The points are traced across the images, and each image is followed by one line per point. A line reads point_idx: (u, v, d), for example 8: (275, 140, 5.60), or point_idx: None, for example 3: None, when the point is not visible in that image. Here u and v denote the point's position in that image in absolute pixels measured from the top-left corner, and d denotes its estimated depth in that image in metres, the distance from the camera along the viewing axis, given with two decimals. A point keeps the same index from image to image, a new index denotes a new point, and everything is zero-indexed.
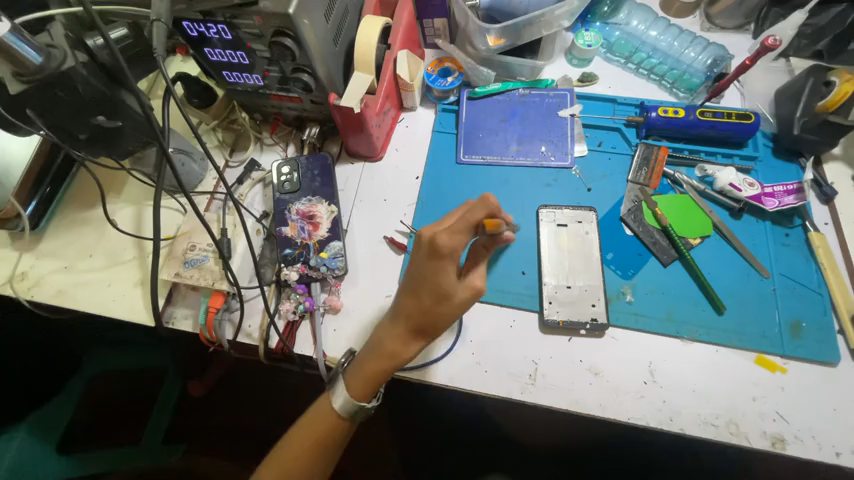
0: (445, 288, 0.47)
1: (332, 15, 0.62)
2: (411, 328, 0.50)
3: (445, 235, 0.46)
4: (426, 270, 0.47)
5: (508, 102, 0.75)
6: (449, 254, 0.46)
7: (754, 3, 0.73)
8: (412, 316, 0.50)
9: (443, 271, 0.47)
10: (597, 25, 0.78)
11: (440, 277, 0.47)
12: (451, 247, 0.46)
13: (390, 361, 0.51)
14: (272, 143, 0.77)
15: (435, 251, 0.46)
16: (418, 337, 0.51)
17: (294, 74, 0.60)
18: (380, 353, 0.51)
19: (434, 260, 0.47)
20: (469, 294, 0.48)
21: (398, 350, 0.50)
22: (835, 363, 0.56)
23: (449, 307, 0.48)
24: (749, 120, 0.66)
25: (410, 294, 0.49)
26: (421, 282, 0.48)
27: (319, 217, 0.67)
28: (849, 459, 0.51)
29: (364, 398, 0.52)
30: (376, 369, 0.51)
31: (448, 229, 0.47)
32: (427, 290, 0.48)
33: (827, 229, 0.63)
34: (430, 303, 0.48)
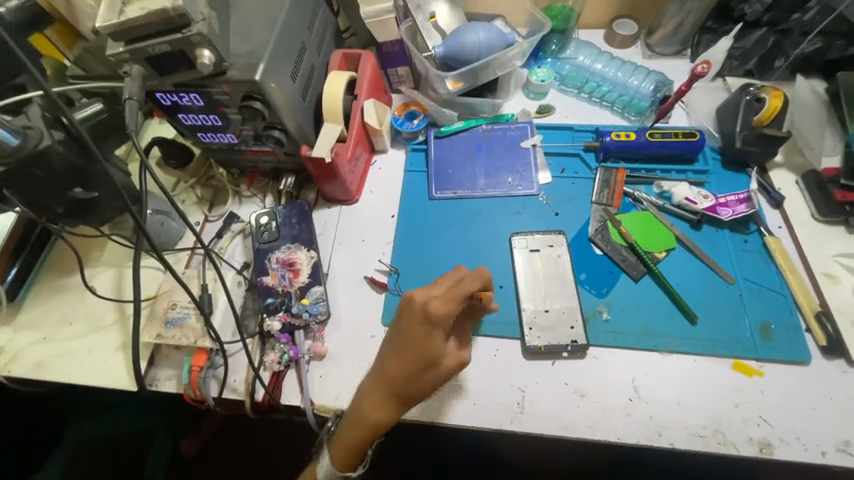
0: (431, 356, 0.49)
1: (299, 73, 0.66)
2: (393, 396, 0.51)
3: (436, 302, 0.48)
4: (413, 339, 0.49)
5: (473, 137, 0.80)
6: (436, 322, 0.48)
7: (687, 32, 0.80)
8: (395, 384, 0.51)
9: (432, 337, 0.49)
10: (548, 61, 0.84)
11: (426, 345, 0.49)
12: (440, 315, 0.48)
13: (370, 430, 0.52)
14: (250, 195, 0.79)
15: (425, 320, 0.48)
16: (401, 404, 0.52)
17: (266, 131, 0.64)
18: (361, 423, 0.52)
19: (425, 327, 0.49)
20: (456, 362, 0.52)
21: (379, 422, 0.52)
22: (807, 362, 0.58)
23: (432, 375, 0.50)
24: (695, 138, 0.71)
25: (394, 361, 0.51)
26: (407, 348, 0.50)
27: (300, 263, 0.69)
28: (834, 457, 0.52)
29: (345, 466, 0.55)
30: (356, 439, 0.53)
31: (443, 296, 0.49)
32: (411, 358, 0.49)
33: (782, 232, 0.67)
34: (413, 372, 0.50)
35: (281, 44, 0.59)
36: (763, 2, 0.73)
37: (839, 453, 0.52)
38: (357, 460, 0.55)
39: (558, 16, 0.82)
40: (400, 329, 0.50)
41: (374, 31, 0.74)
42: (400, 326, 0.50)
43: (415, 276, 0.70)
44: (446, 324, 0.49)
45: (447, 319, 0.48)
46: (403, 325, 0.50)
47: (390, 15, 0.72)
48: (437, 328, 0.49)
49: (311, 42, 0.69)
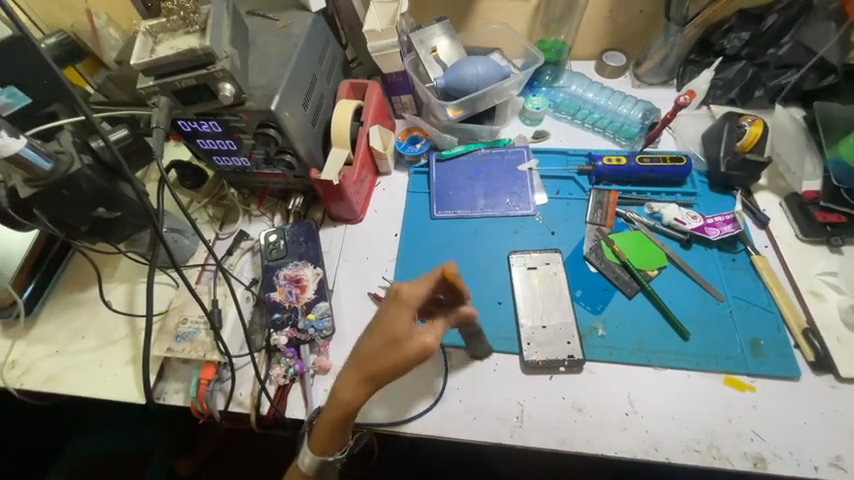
0: (395, 335, 0.48)
1: (310, 102, 0.71)
2: (360, 377, 0.50)
3: (407, 285, 0.50)
4: (383, 317, 0.50)
5: (472, 161, 0.84)
6: (407, 302, 0.49)
7: (672, 63, 0.86)
8: (363, 364, 0.50)
9: (397, 315, 0.49)
10: (543, 90, 0.90)
11: (391, 324, 0.49)
12: (408, 293, 0.49)
13: (343, 415, 0.51)
14: (259, 214, 0.83)
15: (395, 300, 0.50)
16: (372, 391, 0.50)
17: (278, 155, 0.68)
18: (332, 405, 0.52)
19: (394, 306, 0.50)
20: (419, 347, 0.48)
21: (347, 403, 0.50)
22: (797, 377, 0.59)
23: (396, 355, 0.48)
24: (681, 162, 0.75)
25: (364, 339, 0.51)
26: (377, 325, 0.50)
27: (306, 280, 0.72)
28: (827, 471, 0.53)
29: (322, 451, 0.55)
30: (327, 421, 0.52)
31: (416, 281, 0.51)
32: (379, 335, 0.49)
33: (767, 251, 0.70)
34: (379, 349, 0.49)
35: (295, 77, 0.64)
36: (741, 39, 0.78)
37: (831, 467, 0.54)
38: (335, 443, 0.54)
39: (552, 49, 0.88)
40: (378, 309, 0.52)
41: (380, 64, 0.80)
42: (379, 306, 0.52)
43: None
44: (413, 305, 0.49)
45: (416, 300, 0.49)
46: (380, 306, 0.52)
47: (395, 49, 0.77)
48: (408, 308, 0.49)
49: (321, 73, 0.75)
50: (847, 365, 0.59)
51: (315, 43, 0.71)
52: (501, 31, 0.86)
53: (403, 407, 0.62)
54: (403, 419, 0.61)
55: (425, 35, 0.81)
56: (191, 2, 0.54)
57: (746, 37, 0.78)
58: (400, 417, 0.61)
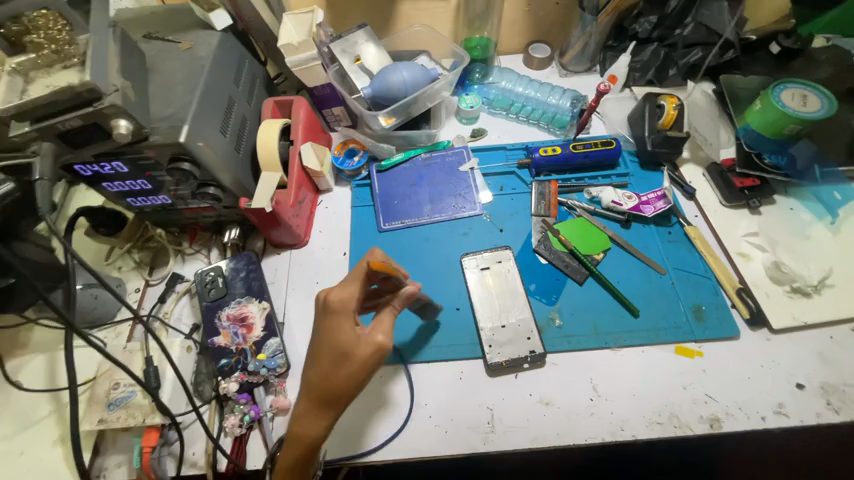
0: (342, 345, 0.48)
1: (229, 128, 0.66)
2: (318, 400, 0.49)
3: (335, 290, 0.51)
4: (324, 332, 0.50)
5: (414, 167, 0.83)
6: (343, 309, 0.50)
7: (592, 50, 0.89)
8: (316, 388, 0.49)
9: (337, 327, 0.49)
10: (476, 88, 0.90)
11: (335, 336, 0.49)
12: (336, 301, 0.50)
13: (306, 450, 0.49)
14: (193, 252, 0.77)
15: (330, 311, 0.50)
16: (336, 414, 0.49)
17: (201, 190, 0.63)
18: (293, 440, 0.49)
19: (327, 319, 0.50)
20: (372, 349, 0.48)
21: (309, 433, 0.49)
22: (737, 335, 0.63)
23: (349, 369, 0.48)
24: (611, 145, 0.78)
25: (314, 360, 0.50)
26: (322, 344, 0.50)
27: (252, 317, 0.67)
28: (773, 420, 0.57)
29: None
30: (288, 458, 0.50)
31: (342, 285, 0.52)
32: (326, 354, 0.49)
33: (698, 220, 0.74)
34: (332, 366, 0.48)
35: (206, 103, 0.60)
36: (650, 21, 0.83)
37: (776, 415, 0.58)
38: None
39: (477, 47, 0.89)
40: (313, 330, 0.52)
41: (302, 78, 0.76)
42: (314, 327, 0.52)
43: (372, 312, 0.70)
44: (350, 310, 0.50)
45: (351, 303, 0.50)
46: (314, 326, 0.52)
47: (315, 62, 0.73)
48: (347, 314, 0.50)
49: (238, 95, 0.70)
50: (778, 318, 0.63)
51: (226, 64, 0.66)
52: (425, 34, 0.85)
53: (373, 435, 0.59)
54: (375, 446, 0.58)
55: (346, 43, 0.78)
56: (64, 32, 0.48)
57: (654, 21, 0.82)
58: (370, 445, 0.58)
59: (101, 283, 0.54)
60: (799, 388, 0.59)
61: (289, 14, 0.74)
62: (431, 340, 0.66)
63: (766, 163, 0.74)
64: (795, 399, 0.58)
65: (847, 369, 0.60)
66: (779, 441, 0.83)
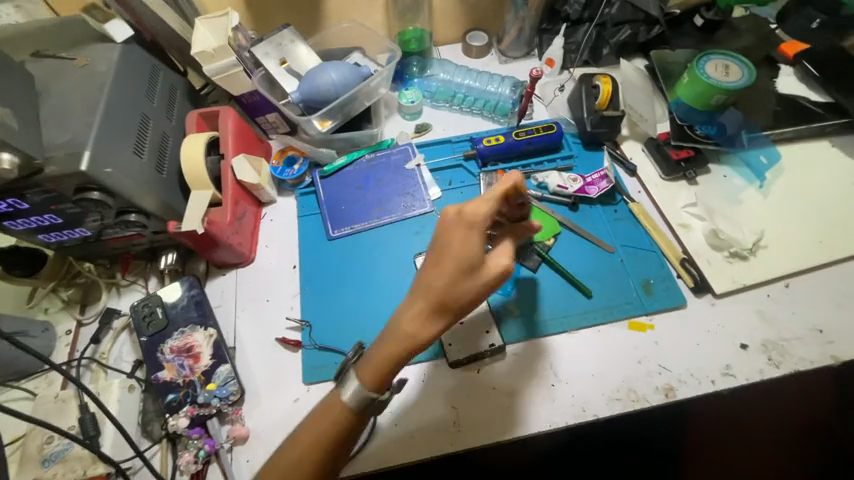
0: (473, 260, 0.46)
1: (146, 147, 0.62)
2: (434, 305, 0.47)
3: (471, 204, 0.47)
4: (453, 242, 0.47)
5: (359, 170, 0.80)
6: (474, 222, 0.46)
7: (528, 35, 0.88)
8: (439, 293, 0.46)
9: (469, 240, 0.46)
10: (415, 82, 0.87)
11: (468, 248, 0.46)
12: (474, 214, 0.46)
13: (411, 346, 0.48)
14: (129, 283, 0.71)
15: (461, 222, 0.47)
16: (444, 323, 0.48)
17: (121, 218, 0.59)
18: (398, 337, 0.48)
19: (461, 230, 0.47)
20: (499, 271, 0.47)
21: (417, 334, 0.48)
22: (684, 304, 0.66)
23: (473, 283, 0.47)
24: (552, 130, 0.78)
25: (433, 264, 0.47)
26: (444, 253, 0.47)
27: (199, 346, 0.63)
28: (722, 382, 0.60)
29: (377, 388, 0.49)
30: (389, 355, 0.48)
31: (475, 200, 0.47)
32: (455, 261, 0.46)
33: (641, 195, 0.75)
34: (455, 276, 0.46)
35: (109, 123, 0.56)
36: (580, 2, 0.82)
37: (724, 377, 0.60)
38: (393, 378, 0.50)
39: (412, 40, 0.86)
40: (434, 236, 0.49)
41: (226, 86, 0.72)
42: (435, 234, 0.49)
43: (327, 325, 0.67)
44: (483, 226, 0.47)
45: (485, 219, 0.47)
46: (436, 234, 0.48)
47: (237, 69, 0.69)
48: (476, 229, 0.46)
49: (155, 111, 0.66)
50: (720, 283, 0.66)
51: (132, 79, 0.63)
52: (354, 29, 0.82)
53: None
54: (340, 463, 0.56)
55: (269, 46, 0.73)
56: None
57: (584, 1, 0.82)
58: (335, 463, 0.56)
59: (16, 344, 0.56)
60: (743, 348, 0.62)
61: (202, 19, 0.69)
62: None
63: (697, 133, 0.77)
64: (740, 359, 0.61)
65: (784, 325, 0.63)
66: (739, 397, 0.88)
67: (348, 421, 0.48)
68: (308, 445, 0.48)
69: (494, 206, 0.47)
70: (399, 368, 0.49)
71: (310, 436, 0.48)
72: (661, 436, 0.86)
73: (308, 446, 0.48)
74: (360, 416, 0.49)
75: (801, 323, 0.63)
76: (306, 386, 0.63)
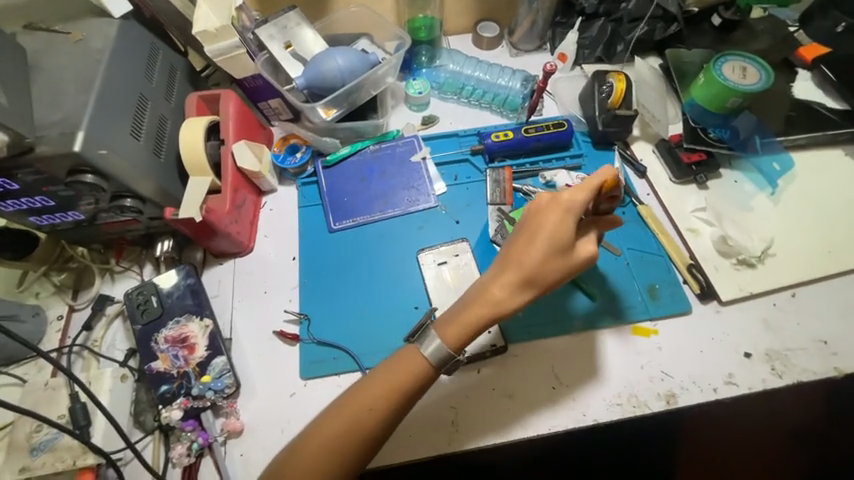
0: (566, 241, 0.51)
1: (143, 130, 0.59)
2: (523, 278, 0.52)
3: (568, 191, 0.52)
4: (549, 223, 0.52)
5: (363, 161, 0.78)
6: (570, 208, 0.51)
7: (541, 27, 0.85)
8: (528, 267, 0.52)
9: (563, 224, 0.51)
10: (423, 72, 0.85)
11: (563, 230, 0.51)
12: (571, 200, 0.51)
13: (492, 313, 0.52)
14: (123, 269, 0.69)
15: (558, 206, 0.52)
16: (527, 297, 0.53)
17: (115, 202, 0.57)
18: (481, 303, 0.53)
19: (559, 213, 0.52)
20: (586, 256, 0.52)
21: (503, 302, 0.52)
22: (689, 310, 0.65)
23: (561, 263, 0.52)
24: (563, 127, 0.76)
25: (526, 240, 0.53)
26: (539, 232, 0.52)
27: (194, 336, 0.62)
28: (724, 391, 0.59)
29: (458, 348, 0.53)
30: (475, 318, 0.53)
31: (573, 189, 0.52)
32: (549, 241, 0.51)
33: (650, 197, 0.74)
34: (547, 253, 0.51)
35: (104, 102, 0.54)
36: None
37: (727, 385, 0.60)
38: (472, 341, 0.54)
39: (422, 28, 0.84)
40: (530, 216, 0.54)
41: (228, 69, 0.69)
42: (530, 214, 0.54)
43: (326, 319, 0.66)
44: (576, 213, 0.51)
45: (581, 207, 0.51)
46: (532, 214, 0.54)
47: (240, 51, 0.66)
48: (571, 214, 0.51)
49: (154, 92, 0.63)
50: (726, 290, 0.65)
51: (130, 57, 0.60)
52: (361, 14, 0.79)
53: None
54: None
55: (273, 28, 0.71)
56: None
57: None
58: None
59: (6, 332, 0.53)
60: (746, 357, 0.61)
61: None
62: (390, 343, 0.64)
63: (711, 136, 0.75)
64: (743, 368, 0.61)
65: (789, 335, 0.63)
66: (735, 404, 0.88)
67: (428, 370, 0.53)
68: (388, 387, 0.51)
69: (590, 197, 0.52)
70: (481, 332, 0.53)
71: (392, 378, 0.52)
72: (653, 438, 0.86)
73: (386, 388, 0.51)
74: (435, 371, 0.53)
75: (805, 334, 0.62)
76: (302, 381, 0.62)
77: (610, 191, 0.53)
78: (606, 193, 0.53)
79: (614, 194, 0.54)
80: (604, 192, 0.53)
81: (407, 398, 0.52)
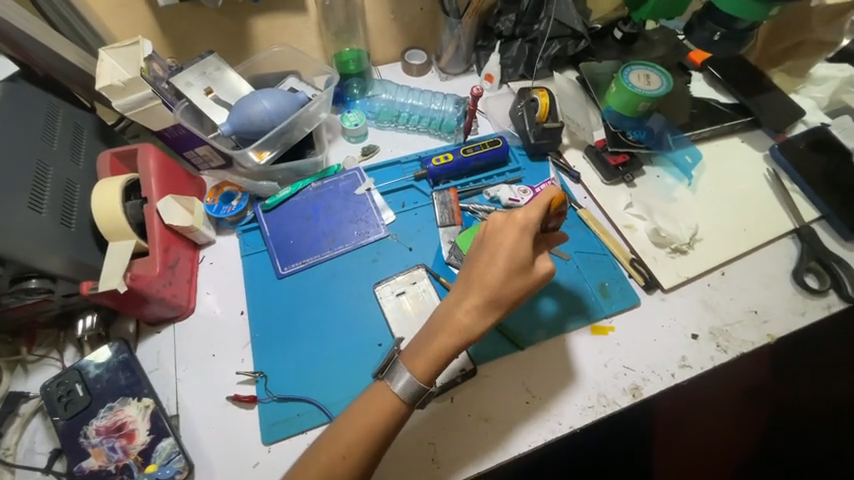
0: (524, 259, 0.52)
1: (46, 200, 0.54)
2: (486, 299, 0.52)
3: (523, 211, 0.53)
4: (507, 243, 0.52)
5: (306, 200, 0.76)
6: (525, 226, 0.52)
7: (466, 52, 0.89)
8: (491, 287, 0.52)
9: (521, 242, 0.52)
10: (357, 103, 0.85)
11: (521, 248, 0.52)
12: (526, 219, 0.52)
13: (459, 337, 0.51)
14: (39, 357, 0.61)
15: (515, 225, 0.52)
16: (492, 317, 0.52)
17: (17, 284, 0.51)
18: (448, 328, 0.52)
19: (516, 233, 0.52)
20: (544, 272, 0.53)
21: (469, 326, 0.52)
22: (638, 303, 0.68)
23: (522, 280, 0.52)
24: (498, 144, 0.79)
25: (486, 261, 0.53)
26: (498, 252, 0.52)
27: (132, 422, 0.55)
28: (681, 375, 0.63)
29: (429, 380, 0.52)
30: (442, 346, 0.51)
31: (527, 208, 0.53)
32: (509, 260, 0.52)
33: (587, 201, 0.79)
34: (507, 272, 0.51)
35: None
36: (510, 19, 0.85)
37: (683, 369, 0.63)
38: (442, 370, 0.53)
39: (350, 61, 0.84)
40: (488, 237, 0.54)
41: (143, 121, 0.64)
42: (488, 235, 0.54)
43: (286, 373, 0.62)
44: (532, 231, 0.52)
45: (536, 225, 0.52)
46: (489, 234, 0.54)
47: (154, 102, 0.62)
48: (527, 232, 0.52)
49: (56, 156, 0.58)
50: (668, 278, 0.70)
51: (20, 123, 0.55)
52: (285, 54, 0.77)
53: None
54: None
55: (191, 75, 0.67)
56: None
57: (514, 19, 0.85)
58: None
59: None
60: (694, 338, 0.66)
61: (106, 48, 0.62)
62: (357, 386, 0.61)
63: (630, 139, 0.81)
64: (693, 349, 0.65)
65: (725, 311, 0.68)
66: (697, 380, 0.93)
67: (401, 406, 0.51)
68: (360, 432, 0.49)
69: (543, 215, 0.53)
70: (450, 359, 0.52)
71: (363, 418, 0.49)
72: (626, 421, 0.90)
73: (357, 433, 0.49)
74: (407, 405, 0.51)
75: (739, 306, 0.68)
76: (266, 447, 0.57)
77: (558, 209, 0.55)
78: (555, 210, 0.55)
79: (562, 210, 0.56)
80: (554, 210, 0.55)
81: (382, 440, 0.49)
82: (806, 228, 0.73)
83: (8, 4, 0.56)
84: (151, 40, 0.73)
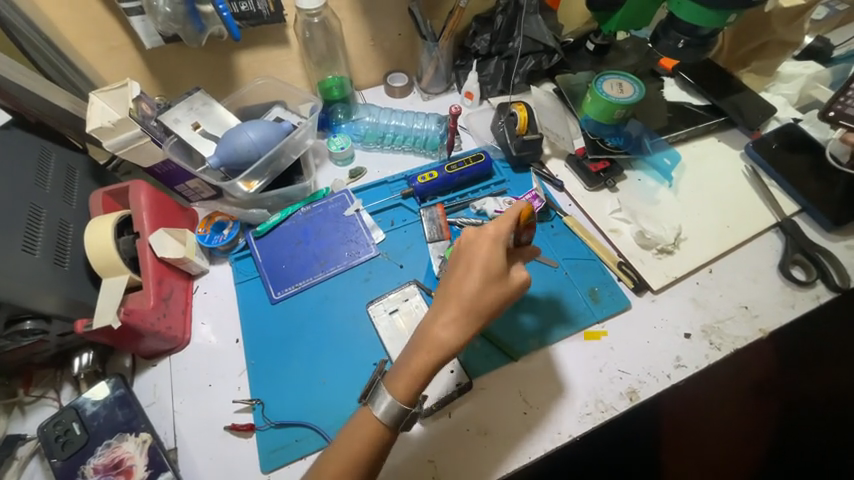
0: (499, 269, 0.52)
1: (39, 242, 0.56)
2: (464, 313, 0.51)
3: (494, 222, 0.54)
4: (481, 254, 0.53)
5: (296, 224, 0.77)
6: (497, 237, 0.53)
7: (446, 71, 0.92)
8: (469, 300, 0.51)
9: (494, 252, 0.53)
10: (342, 128, 0.88)
11: (496, 258, 0.52)
12: (496, 230, 0.53)
13: (439, 354, 0.50)
14: (35, 397, 0.61)
15: (487, 236, 0.53)
16: (471, 331, 0.51)
17: (11, 327, 0.52)
18: (428, 345, 0.51)
19: (487, 244, 0.53)
20: (519, 281, 0.53)
21: (447, 341, 0.51)
22: (629, 305, 0.69)
23: (499, 291, 0.52)
24: (481, 159, 0.80)
25: (461, 273, 0.53)
26: (473, 264, 0.52)
27: (130, 458, 0.55)
28: (676, 375, 0.63)
29: (410, 401, 0.51)
30: (421, 365, 0.50)
31: (497, 220, 0.55)
32: (484, 271, 0.52)
33: (572, 208, 0.80)
34: (484, 283, 0.52)
35: None
36: (485, 39, 0.89)
37: (677, 369, 0.63)
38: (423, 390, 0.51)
39: (333, 87, 0.87)
40: (462, 250, 0.55)
41: (133, 159, 0.66)
42: (461, 248, 0.55)
43: (281, 399, 0.62)
44: (504, 242, 0.53)
45: (507, 236, 0.53)
46: (464, 247, 0.55)
47: (143, 140, 0.64)
48: (500, 242, 0.53)
49: (49, 198, 0.60)
50: (656, 279, 0.71)
51: (13, 170, 0.57)
52: (269, 85, 0.80)
53: None
54: None
55: (180, 112, 0.71)
56: None
57: (489, 38, 0.88)
58: None
59: None
60: (687, 337, 0.66)
61: (96, 91, 0.63)
62: (354, 407, 0.61)
63: (609, 145, 0.84)
64: (687, 348, 0.65)
65: (716, 307, 0.69)
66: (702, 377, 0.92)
67: (384, 432, 0.50)
68: (356, 465, 0.48)
69: (514, 225, 0.54)
70: (429, 377, 0.51)
71: (350, 449, 0.49)
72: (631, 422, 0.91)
73: (350, 470, 0.48)
74: (392, 431, 0.51)
75: (730, 302, 0.69)
76: (265, 475, 0.57)
77: (528, 220, 0.56)
78: (526, 221, 0.56)
79: (532, 222, 0.57)
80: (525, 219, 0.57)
81: (370, 468, 0.49)
82: (788, 222, 0.74)
83: (2, 60, 0.59)
84: (140, 80, 0.76)
